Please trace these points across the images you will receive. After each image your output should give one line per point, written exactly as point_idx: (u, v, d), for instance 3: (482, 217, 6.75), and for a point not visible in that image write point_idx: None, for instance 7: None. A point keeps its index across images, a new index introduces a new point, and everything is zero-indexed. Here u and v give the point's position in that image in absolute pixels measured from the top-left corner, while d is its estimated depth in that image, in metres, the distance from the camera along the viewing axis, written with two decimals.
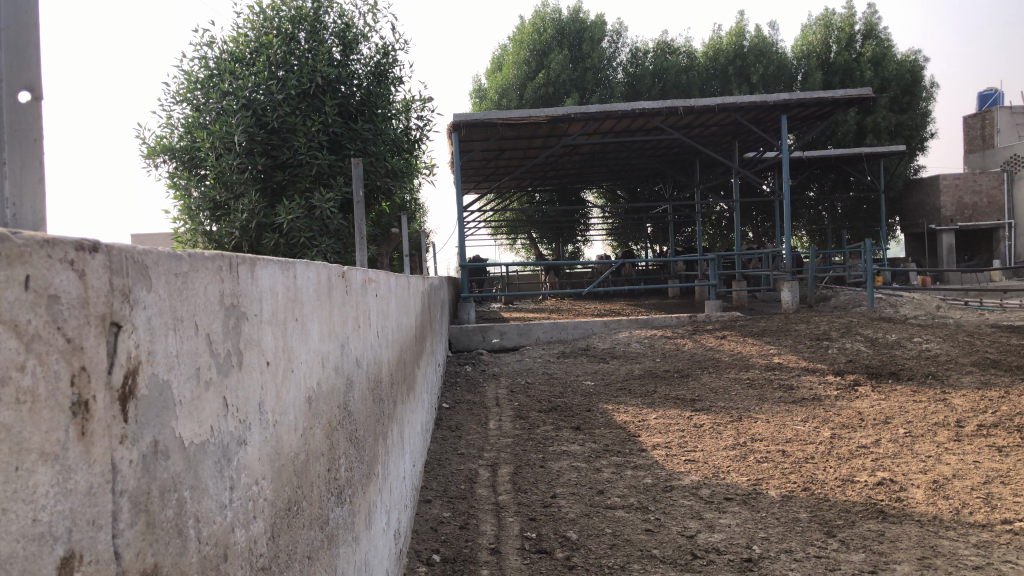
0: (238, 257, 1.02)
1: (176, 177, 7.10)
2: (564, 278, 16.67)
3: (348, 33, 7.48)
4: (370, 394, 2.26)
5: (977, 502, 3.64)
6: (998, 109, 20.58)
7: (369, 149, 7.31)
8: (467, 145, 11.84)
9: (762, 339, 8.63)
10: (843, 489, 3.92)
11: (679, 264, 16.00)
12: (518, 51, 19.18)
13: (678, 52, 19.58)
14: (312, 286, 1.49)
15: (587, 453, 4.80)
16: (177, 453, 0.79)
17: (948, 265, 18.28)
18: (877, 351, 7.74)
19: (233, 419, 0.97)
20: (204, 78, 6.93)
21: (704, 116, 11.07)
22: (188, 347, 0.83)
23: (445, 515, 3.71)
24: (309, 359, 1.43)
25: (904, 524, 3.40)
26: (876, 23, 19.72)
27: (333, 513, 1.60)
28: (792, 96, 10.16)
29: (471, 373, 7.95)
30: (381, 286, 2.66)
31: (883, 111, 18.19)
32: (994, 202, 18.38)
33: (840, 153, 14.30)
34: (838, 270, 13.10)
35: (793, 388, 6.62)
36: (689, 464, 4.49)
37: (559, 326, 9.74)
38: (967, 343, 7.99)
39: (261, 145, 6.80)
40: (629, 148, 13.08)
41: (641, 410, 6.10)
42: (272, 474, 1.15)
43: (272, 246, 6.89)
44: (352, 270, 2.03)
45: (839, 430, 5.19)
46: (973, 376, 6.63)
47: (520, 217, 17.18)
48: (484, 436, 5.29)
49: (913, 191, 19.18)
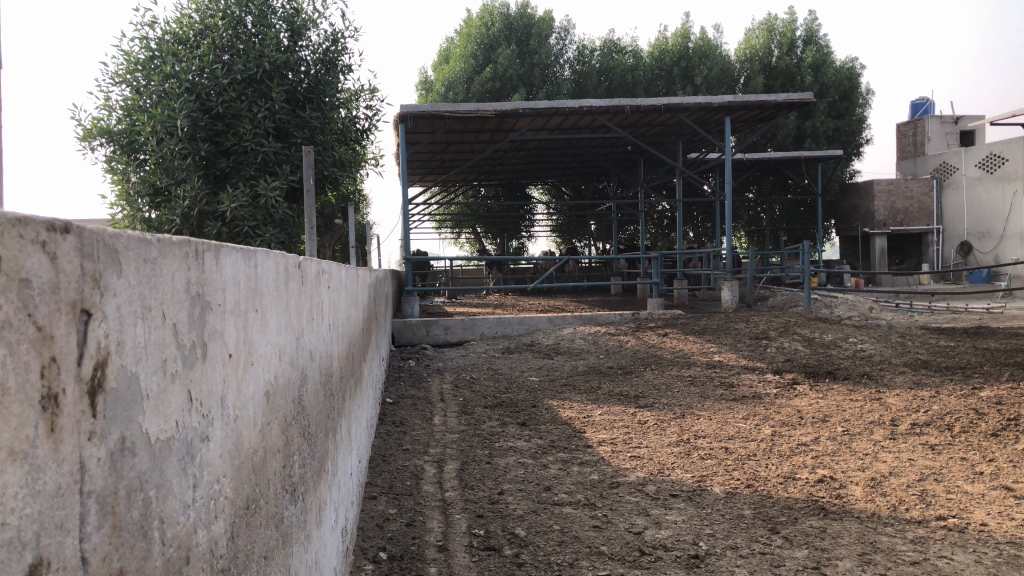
0: (203, 243, 0.97)
1: (113, 161, 6.84)
2: (508, 274, 16.68)
3: (296, 18, 7.33)
4: (322, 387, 2.21)
5: (913, 499, 3.74)
6: (929, 118, 21.26)
7: (316, 137, 7.20)
8: (413, 137, 11.74)
9: (703, 337, 8.76)
10: (785, 486, 3.99)
11: (621, 262, 16.15)
12: (465, 44, 19.09)
13: (625, 51, 19.74)
14: (271, 276, 1.43)
15: (533, 449, 4.80)
16: (144, 449, 0.74)
17: (880, 268, 18.83)
18: (813, 351, 7.92)
19: (197, 414, 0.92)
20: (145, 60, 6.70)
21: (651, 115, 11.16)
22: (155, 335, 0.78)
23: (391, 511, 3.66)
24: (267, 352, 1.38)
25: (844, 521, 3.48)
26: (817, 30, 20.18)
27: (287, 512, 1.55)
28: (736, 99, 10.31)
29: (415, 368, 7.87)
30: (333, 278, 2.60)
31: (821, 117, 18.65)
32: (925, 207, 19.00)
33: (779, 157, 14.61)
34: (776, 270, 13.37)
35: (733, 386, 6.74)
36: (634, 461, 4.52)
37: (503, 322, 9.74)
38: (899, 343, 8.24)
39: (205, 130, 6.63)
40: (575, 145, 13.13)
41: (586, 406, 6.13)
42: (233, 471, 1.09)
43: (214, 234, 6.71)
44: (308, 259, 1.97)
45: (779, 427, 5.29)
46: (905, 376, 6.82)
47: (465, 212, 17.12)
48: (430, 432, 5.25)
49: (848, 195, 19.71)
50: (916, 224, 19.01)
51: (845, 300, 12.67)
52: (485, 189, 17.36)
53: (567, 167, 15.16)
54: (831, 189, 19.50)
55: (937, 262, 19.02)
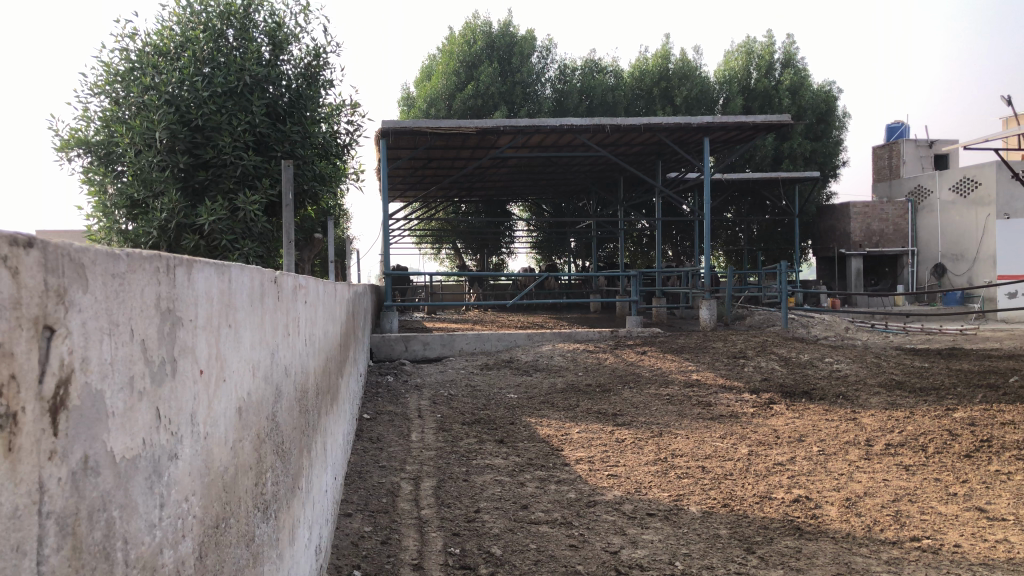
0: (175, 259, 0.95)
1: (90, 173, 6.78)
2: (487, 290, 16.67)
3: (278, 33, 7.32)
4: (298, 403, 2.19)
5: (888, 519, 3.76)
6: (904, 141, 21.56)
7: (297, 152, 7.19)
8: (394, 152, 11.73)
9: (681, 356, 8.78)
10: (761, 506, 3.99)
11: (601, 280, 16.20)
12: (448, 61, 19.14)
13: (606, 71, 19.88)
14: (246, 290, 1.42)
15: (510, 467, 4.77)
16: (108, 470, 0.72)
17: (856, 289, 19.00)
18: (790, 371, 7.97)
19: (165, 432, 0.90)
20: (125, 71, 6.65)
21: (631, 135, 11.22)
22: (123, 353, 0.76)
23: (366, 529, 3.62)
24: (241, 368, 1.36)
25: (819, 541, 3.49)
26: (795, 53, 20.45)
27: (259, 529, 1.53)
28: (715, 120, 10.40)
29: (393, 384, 7.83)
30: (309, 292, 2.58)
31: (799, 138, 18.87)
32: (900, 229, 19.23)
33: (758, 177, 14.73)
34: (754, 289, 13.45)
35: (711, 404, 6.75)
36: (611, 480, 4.51)
37: (482, 338, 9.73)
38: (874, 364, 8.31)
39: (184, 143, 6.58)
40: (556, 163, 13.19)
41: (564, 423, 6.12)
42: (202, 488, 1.07)
43: (191, 247, 6.66)
44: (284, 275, 1.96)
45: (755, 446, 5.31)
46: (880, 396, 6.87)
47: (445, 227, 17.11)
48: (407, 449, 5.21)
49: (825, 216, 19.92)
50: (892, 246, 19.22)
51: (821, 320, 12.77)
52: (465, 205, 17.37)
53: (547, 184, 15.20)
54: (808, 210, 19.70)
55: (912, 284, 19.23)
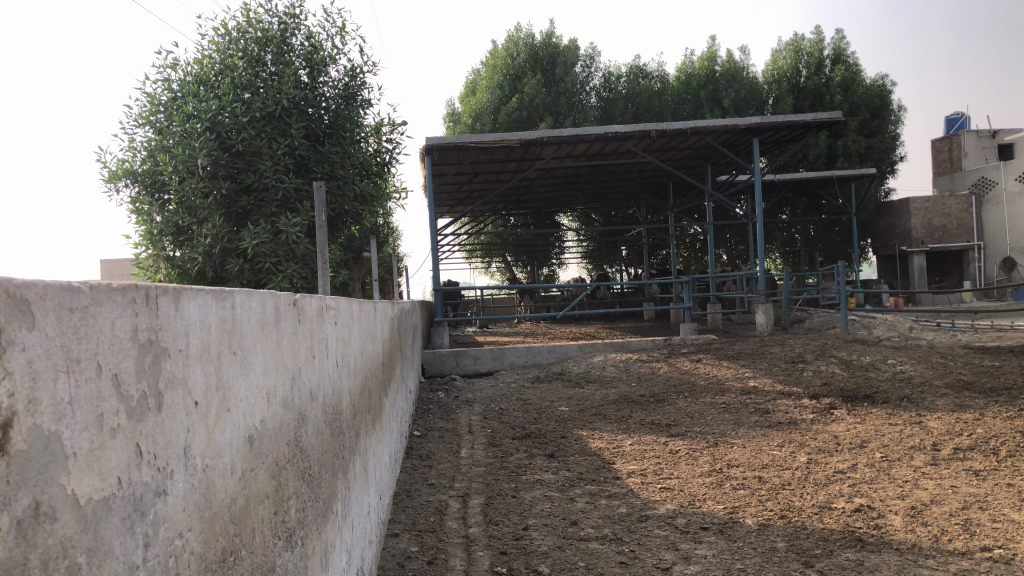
0: (158, 289, 0.92)
1: (137, 202, 6.94)
2: (539, 301, 16.61)
3: (315, 55, 7.42)
4: (328, 427, 2.17)
5: (957, 528, 3.58)
6: (964, 133, 20.88)
7: (336, 172, 7.26)
8: (440, 168, 11.79)
9: (737, 362, 8.59)
10: (820, 517, 3.84)
11: (653, 288, 16.02)
12: (491, 75, 19.22)
13: (652, 76, 19.73)
14: (255, 315, 1.39)
15: (561, 482, 4.70)
16: (68, 511, 0.69)
17: (919, 287, 18.42)
18: (852, 374, 7.72)
19: (148, 468, 0.87)
20: (167, 101, 6.81)
21: (677, 139, 11.05)
22: (85, 388, 0.73)
23: (413, 549, 3.58)
24: (251, 396, 1.33)
25: (883, 553, 3.33)
26: (845, 48, 20.01)
27: (281, 558, 1.49)
28: (763, 120, 10.17)
29: (444, 400, 7.81)
30: (341, 314, 2.56)
31: (852, 135, 18.43)
32: (963, 224, 18.60)
33: (810, 177, 14.38)
34: (813, 291, 13.11)
35: (768, 412, 6.57)
36: (664, 493, 4.41)
37: (534, 351, 9.66)
38: (940, 364, 8.01)
39: (226, 169, 6.71)
40: (601, 172, 13.09)
41: (616, 435, 6.02)
42: (201, 522, 1.04)
43: (237, 272, 6.74)
44: (307, 297, 1.94)
45: (814, 454, 5.13)
46: (948, 398, 6.60)
47: (494, 240, 17.13)
48: (455, 466, 5.17)
49: (883, 213, 19.38)
50: (956, 241, 18.59)
51: (884, 321, 12.39)
52: (514, 218, 17.38)
53: (595, 193, 15.11)
54: (865, 207, 19.22)
55: (979, 280, 18.55)
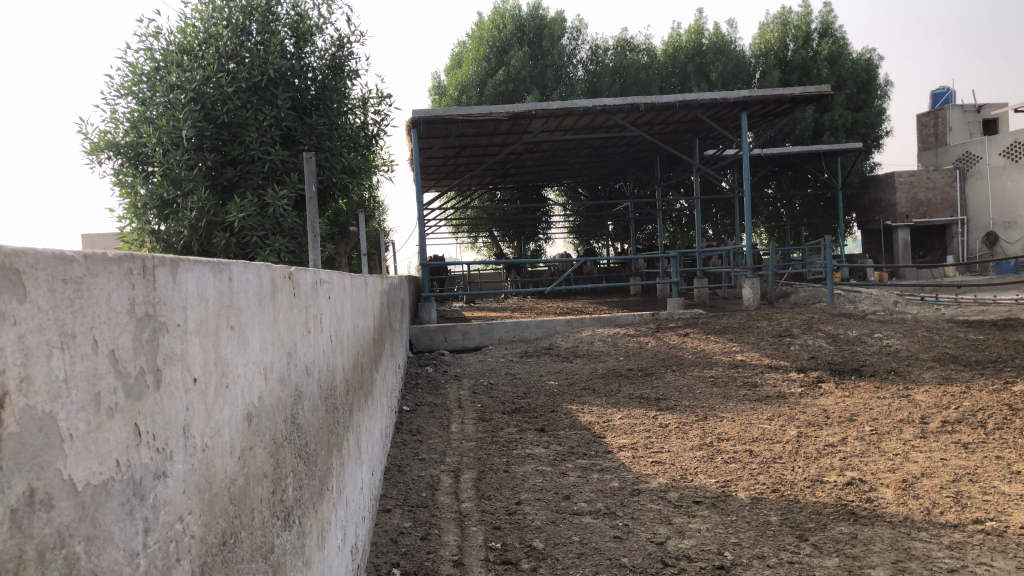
0: (155, 259, 0.87)
1: (120, 174, 6.80)
2: (526, 276, 16.56)
3: (302, 25, 7.29)
4: (323, 403, 2.13)
5: (948, 501, 3.58)
6: (949, 107, 20.89)
7: (324, 144, 7.18)
8: (427, 142, 11.67)
9: (724, 336, 8.60)
10: (813, 490, 3.84)
11: (640, 263, 16.00)
12: (478, 47, 19.01)
13: (639, 49, 19.59)
14: (252, 289, 1.34)
15: (552, 456, 4.69)
16: (66, 498, 0.65)
17: (904, 261, 18.52)
18: (838, 348, 7.75)
19: (147, 450, 0.82)
20: (150, 71, 6.64)
21: (665, 112, 10.96)
22: (79, 364, 0.68)
23: (406, 525, 3.56)
24: (249, 372, 1.29)
25: (876, 526, 3.34)
26: (833, 22, 19.93)
27: (280, 539, 1.45)
28: (753, 93, 10.10)
29: (432, 375, 7.78)
30: (334, 288, 2.51)
31: (840, 109, 18.41)
32: (948, 199, 18.69)
33: (797, 151, 14.34)
34: (798, 265, 13.13)
35: (756, 385, 6.58)
36: (656, 466, 4.40)
37: (521, 325, 9.63)
38: (926, 338, 8.05)
39: (211, 140, 6.58)
40: (589, 145, 13.00)
41: (606, 409, 6.01)
42: (202, 505, 0.99)
43: (223, 246, 6.66)
44: (301, 271, 1.88)
45: (804, 428, 5.13)
46: (934, 371, 6.64)
47: (481, 215, 17.04)
48: (446, 441, 5.14)
49: (869, 187, 19.42)
50: (940, 215, 18.67)
51: (869, 294, 12.44)
52: (500, 192, 17.28)
53: (582, 167, 15.03)
54: (851, 182, 19.26)
55: (963, 255, 18.67)
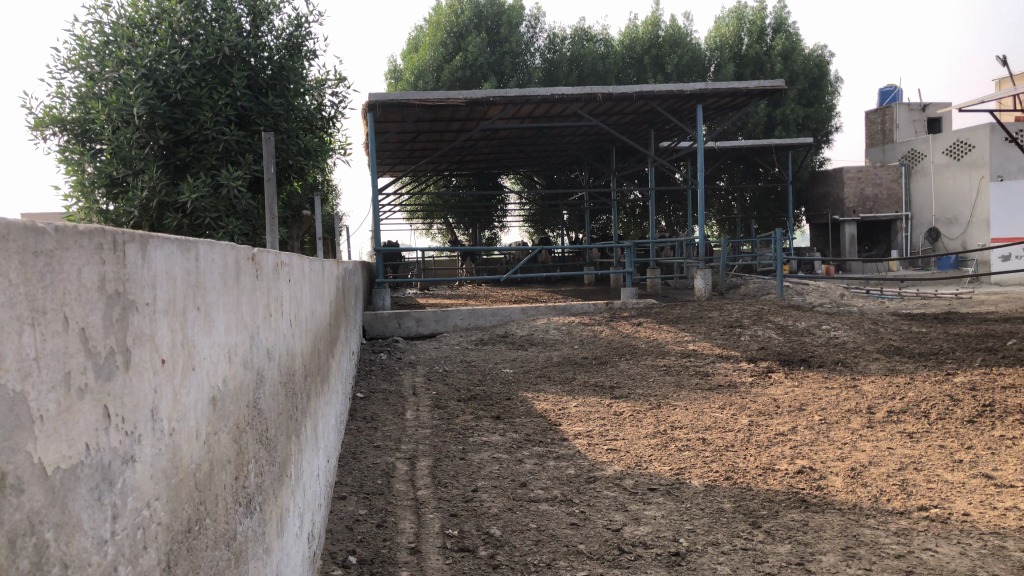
0: (124, 235, 0.83)
1: (67, 151, 6.58)
2: (481, 264, 16.53)
3: (259, 3, 7.14)
4: (283, 387, 2.09)
5: (894, 489, 3.68)
6: (896, 105, 21.37)
7: (280, 125, 7.07)
8: (383, 126, 11.55)
9: (676, 326, 8.68)
10: (765, 478, 3.91)
11: (594, 252, 16.10)
12: (435, 32, 18.86)
13: (595, 39, 19.65)
14: (217, 269, 1.30)
15: (508, 443, 4.69)
16: (36, 483, 0.62)
17: (850, 255, 18.93)
18: (787, 339, 7.89)
19: (116, 433, 0.79)
20: (99, 45, 6.44)
21: (622, 103, 11.01)
22: (50, 344, 0.65)
23: (361, 512, 3.53)
24: (214, 354, 1.24)
25: (826, 513, 3.41)
26: (786, 18, 20.23)
27: (241, 526, 1.42)
28: (708, 86, 10.20)
29: (386, 361, 7.72)
30: (294, 271, 2.47)
31: (791, 104, 18.72)
32: (893, 195, 19.13)
33: (750, 145, 14.53)
34: (748, 257, 13.32)
35: (708, 375, 6.67)
36: (611, 454, 4.43)
37: (476, 313, 9.62)
38: (872, 330, 8.23)
39: (164, 118, 6.41)
40: (546, 134, 12.99)
41: (561, 397, 6.03)
42: (169, 491, 0.96)
43: (175, 227, 6.49)
44: (263, 252, 1.84)
45: (755, 417, 5.22)
46: (880, 362, 6.80)
47: (436, 202, 16.94)
48: (402, 428, 5.11)
49: (818, 182, 19.80)
50: (886, 211, 19.12)
51: (817, 287, 12.68)
52: (455, 179, 17.21)
53: (538, 156, 15.03)
54: (800, 176, 19.61)
55: (906, 249, 19.16)
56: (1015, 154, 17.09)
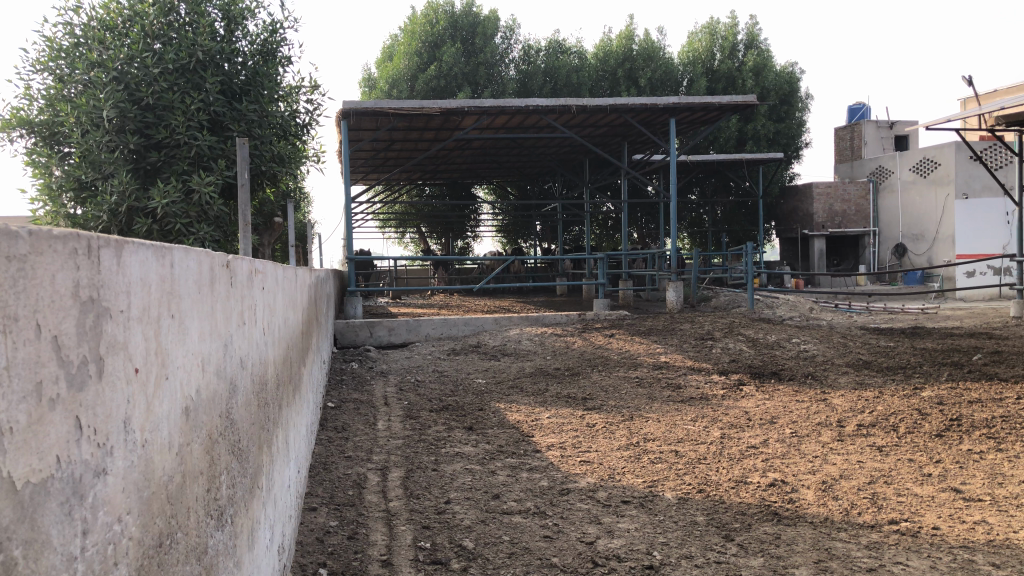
0: (100, 239, 0.81)
1: (34, 154, 6.47)
2: (454, 274, 16.50)
3: (233, 7, 7.08)
4: (256, 397, 2.06)
5: (865, 502, 3.70)
6: (864, 122, 21.70)
7: (254, 131, 7.01)
8: (357, 134, 11.51)
9: (648, 338, 8.71)
10: (737, 490, 3.92)
11: (567, 263, 16.13)
12: (410, 41, 18.85)
13: (570, 51, 19.73)
14: (193, 276, 1.27)
15: (480, 454, 4.66)
16: (4, 498, 0.59)
17: (819, 270, 19.16)
18: (758, 352, 7.94)
19: (88, 445, 0.76)
20: (70, 46, 6.35)
21: (596, 115, 11.05)
22: (21, 353, 0.63)
23: (332, 524, 3.48)
24: (187, 363, 1.21)
25: (798, 527, 3.42)
26: (758, 34, 20.49)
27: (212, 539, 1.38)
28: (682, 100, 10.27)
29: (357, 371, 7.65)
30: (268, 278, 2.43)
31: (762, 119, 18.93)
32: (862, 210, 19.41)
33: (722, 159, 14.65)
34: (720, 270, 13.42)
35: (680, 387, 6.68)
36: (584, 465, 4.42)
37: (449, 322, 9.58)
38: (841, 344, 8.32)
39: (134, 122, 6.32)
40: (520, 144, 13.01)
41: (534, 408, 6.01)
42: (141, 504, 0.93)
43: (144, 232, 6.40)
44: (237, 259, 1.80)
45: (727, 429, 5.24)
46: (849, 376, 6.87)
47: (408, 211, 16.88)
48: (373, 438, 5.06)
49: (788, 197, 20.03)
50: (854, 226, 19.38)
51: (786, 301, 12.80)
52: (429, 189, 17.18)
53: (512, 166, 15.05)
54: (771, 191, 19.84)
55: (874, 264, 19.42)
56: (980, 173, 17.36)
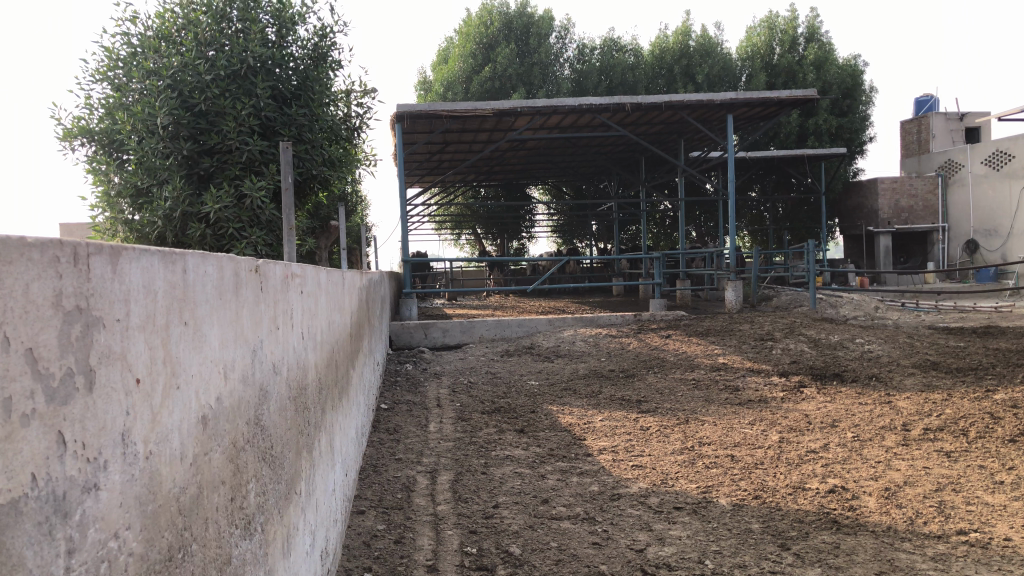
0: (91, 247, 0.78)
1: (94, 162, 6.64)
2: (509, 275, 16.49)
3: (284, 13, 7.17)
4: (292, 403, 2.04)
5: (931, 511, 3.53)
6: (932, 115, 20.98)
7: (304, 135, 7.09)
8: (411, 136, 11.57)
9: (706, 339, 8.54)
10: (794, 497, 3.79)
11: (623, 262, 15.98)
12: (465, 43, 18.95)
13: (626, 49, 19.53)
14: (211, 282, 1.25)
15: (530, 458, 4.60)
16: None
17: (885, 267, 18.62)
18: (820, 352, 7.72)
19: (74, 460, 0.73)
20: (126, 56, 6.51)
21: (651, 113, 10.87)
22: None
23: (379, 527, 3.46)
24: (205, 371, 1.19)
25: (858, 535, 3.28)
26: (819, 27, 19.99)
27: (237, 549, 1.35)
28: (738, 96, 10.04)
29: (411, 372, 7.66)
30: (307, 282, 2.42)
31: (824, 114, 18.45)
32: (930, 206, 18.77)
33: (782, 155, 14.29)
34: (780, 269, 13.10)
35: (738, 389, 6.52)
36: (637, 470, 4.32)
37: (502, 324, 9.54)
38: (907, 344, 8.03)
39: (188, 128, 6.44)
40: (574, 143, 12.91)
41: (587, 411, 5.93)
42: (143, 519, 0.90)
43: (199, 237, 6.51)
44: (268, 263, 1.78)
45: (786, 433, 5.08)
46: (915, 377, 6.60)
47: (464, 212, 16.94)
48: (424, 440, 5.05)
49: (852, 192, 19.49)
50: (922, 222, 18.76)
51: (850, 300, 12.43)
52: (485, 191, 17.21)
53: (567, 167, 14.95)
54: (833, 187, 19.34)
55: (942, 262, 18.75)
56: None
